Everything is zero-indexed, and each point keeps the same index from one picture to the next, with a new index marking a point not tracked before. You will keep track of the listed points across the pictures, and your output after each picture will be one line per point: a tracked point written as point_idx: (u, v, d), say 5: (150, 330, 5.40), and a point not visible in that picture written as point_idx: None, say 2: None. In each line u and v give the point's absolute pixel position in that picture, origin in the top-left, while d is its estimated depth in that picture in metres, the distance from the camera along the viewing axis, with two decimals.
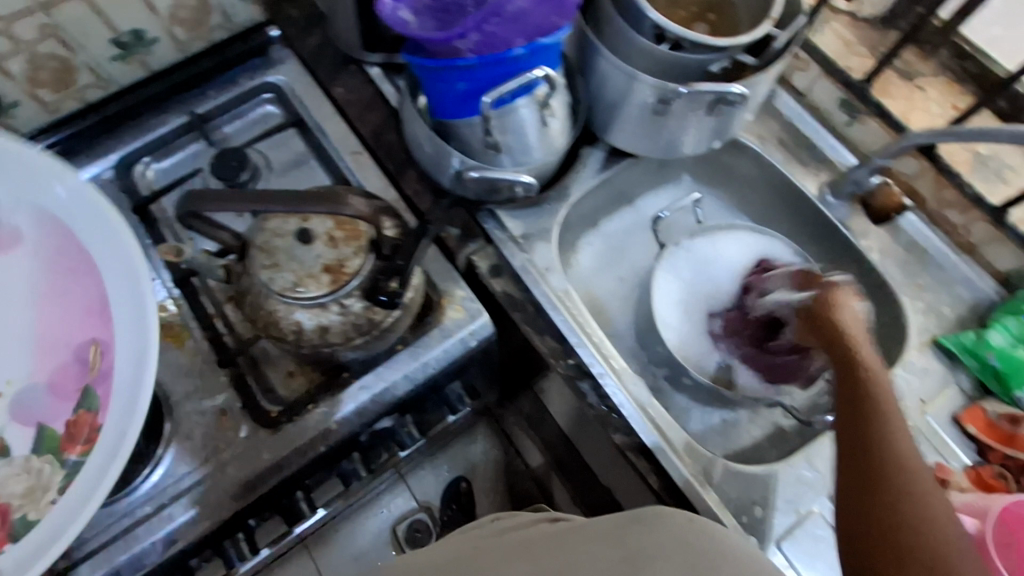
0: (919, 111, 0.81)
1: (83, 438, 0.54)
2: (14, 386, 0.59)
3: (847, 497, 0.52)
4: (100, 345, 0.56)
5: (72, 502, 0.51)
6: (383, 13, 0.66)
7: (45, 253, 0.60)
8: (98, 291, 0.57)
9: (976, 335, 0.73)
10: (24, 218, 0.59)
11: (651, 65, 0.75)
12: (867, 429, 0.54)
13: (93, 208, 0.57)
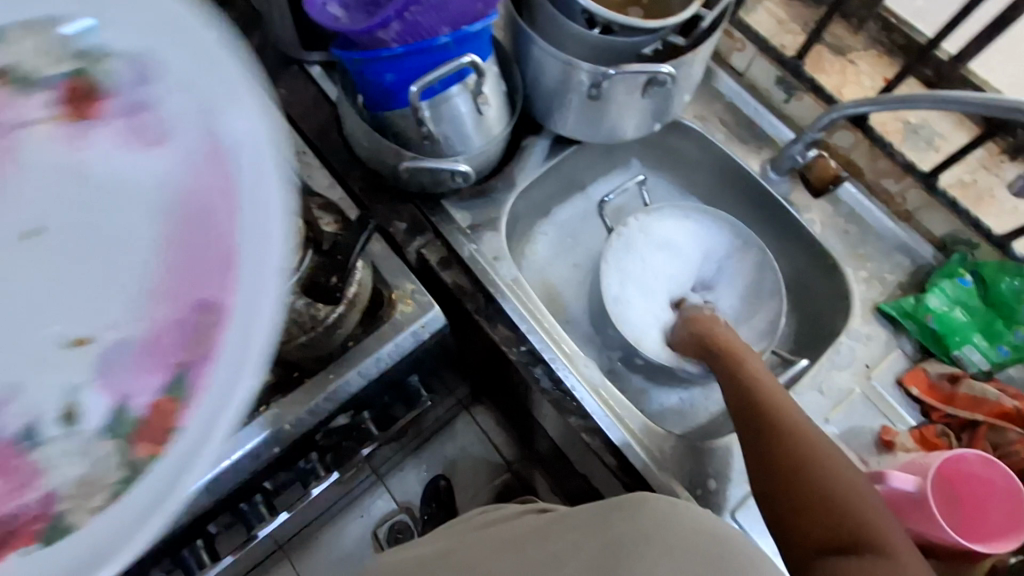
0: (852, 85, 0.83)
1: (161, 437, 0.30)
2: (103, 342, 0.29)
3: (760, 468, 0.59)
4: (214, 310, 0.30)
5: (127, 529, 0.29)
6: (309, 11, 0.63)
7: (198, 170, 0.30)
8: (227, 224, 0.30)
9: (916, 299, 0.76)
10: (190, 120, 0.30)
11: (584, 50, 0.72)
12: (758, 409, 0.62)
13: (257, 134, 0.30)
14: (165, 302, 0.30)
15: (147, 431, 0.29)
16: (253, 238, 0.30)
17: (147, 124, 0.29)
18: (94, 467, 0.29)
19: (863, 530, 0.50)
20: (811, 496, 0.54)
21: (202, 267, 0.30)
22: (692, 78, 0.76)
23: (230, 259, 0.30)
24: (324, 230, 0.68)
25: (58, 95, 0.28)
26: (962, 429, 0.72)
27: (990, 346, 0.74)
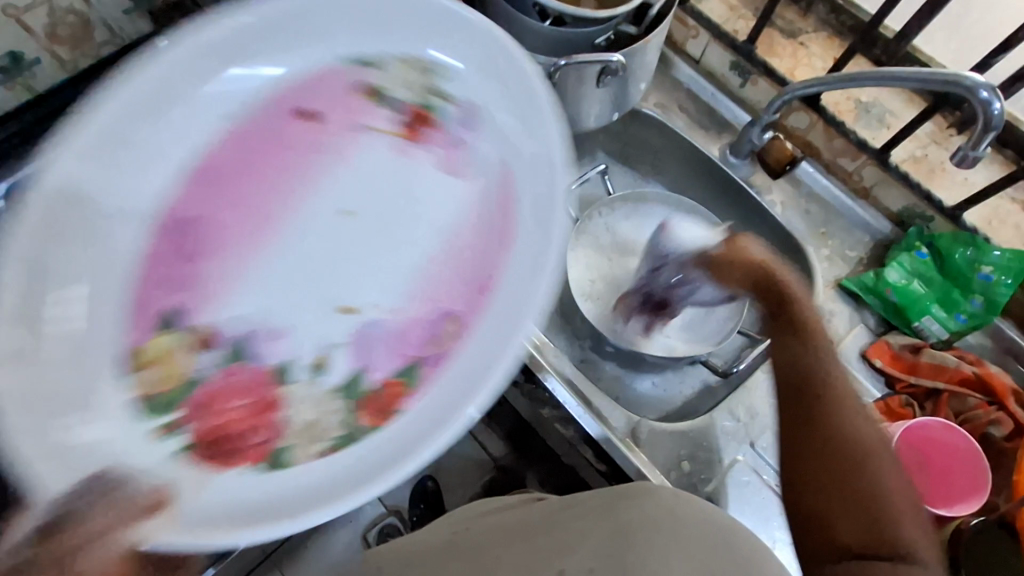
0: (804, 67, 0.84)
1: (388, 410, 0.48)
2: (372, 309, 0.51)
3: (794, 444, 0.54)
4: (458, 323, 0.51)
5: (327, 493, 0.44)
6: None
7: (479, 211, 0.54)
8: (481, 265, 0.53)
9: (876, 273, 0.77)
10: (475, 178, 0.55)
11: (538, 42, 0.72)
12: (803, 381, 0.55)
13: (521, 179, 0.55)
14: (385, 287, 0.52)
15: (382, 397, 0.49)
16: (508, 296, 0.52)
17: (451, 163, 0.56)
18: (320, 413, 0.48)
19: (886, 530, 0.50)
20: (843, 487, 0.51)
21: (448, 255, 0.53)
22: (647, 66, 0.77)
23: (486, 290, 0.52)
24: None
25: (405, 121, 0.56)
26: (925, 398, 0.74)
27: (948, 316, 0.75)
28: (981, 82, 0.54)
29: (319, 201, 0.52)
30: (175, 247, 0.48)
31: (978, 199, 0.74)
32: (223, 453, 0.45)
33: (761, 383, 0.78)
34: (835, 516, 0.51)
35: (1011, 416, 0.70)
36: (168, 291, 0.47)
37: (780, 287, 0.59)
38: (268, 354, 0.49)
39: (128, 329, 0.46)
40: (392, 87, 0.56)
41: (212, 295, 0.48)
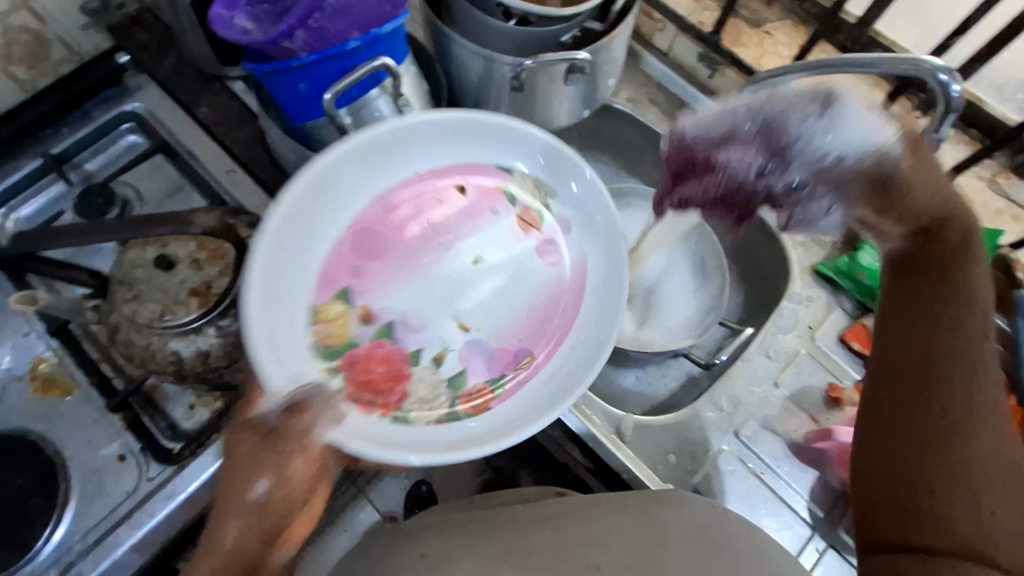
0: (771, 55, 0.85)
1: (473, 401, 0.61)
2: (482, 330, 0.65)
3: (896, 405, 0.50)
4: (536, 358, 0.63)
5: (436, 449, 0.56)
6: (217, 28, 0.62)
7: (563, 277, 0.67)
8: (564, 318, 0.65)
9: (850, 257, 0.78)
10: (574, 245, 0.68)
11: (505, 44, 0.72)
12: (924, 341, 0.50)
13: (614, 241, 0.67)
14: (493, 316, 0.65)
15: (478, 390, 0.62)
16: (579, 346, 0.63)
17: (548, 252, 0.68)
18: (430, 393, 0.61)
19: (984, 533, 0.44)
20: (937, 474, 0.46)
21: (550, 313, 0.66)
22: (614, 61, 0.77)
23: (555, 344, 0.65)
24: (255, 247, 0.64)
25: (522, 218, 0.68)
26: None
27: None
28: (939, 66, 0.54)
29: (461, 256, 0.66)
30: (350, 258, 0.64)
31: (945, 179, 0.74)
32: (369, 399, 0.58)
33: (743, 370, 0.77)
34: (914, 512, 0.46)
35: None
36: (349, 277, 0.63)
37: (928, 238, 0.53)
38: (407, 342, 0.63)
39: (318, 290, 0.61)
40: (520, 196, 0.69)
41: (379, 288, 0.63)
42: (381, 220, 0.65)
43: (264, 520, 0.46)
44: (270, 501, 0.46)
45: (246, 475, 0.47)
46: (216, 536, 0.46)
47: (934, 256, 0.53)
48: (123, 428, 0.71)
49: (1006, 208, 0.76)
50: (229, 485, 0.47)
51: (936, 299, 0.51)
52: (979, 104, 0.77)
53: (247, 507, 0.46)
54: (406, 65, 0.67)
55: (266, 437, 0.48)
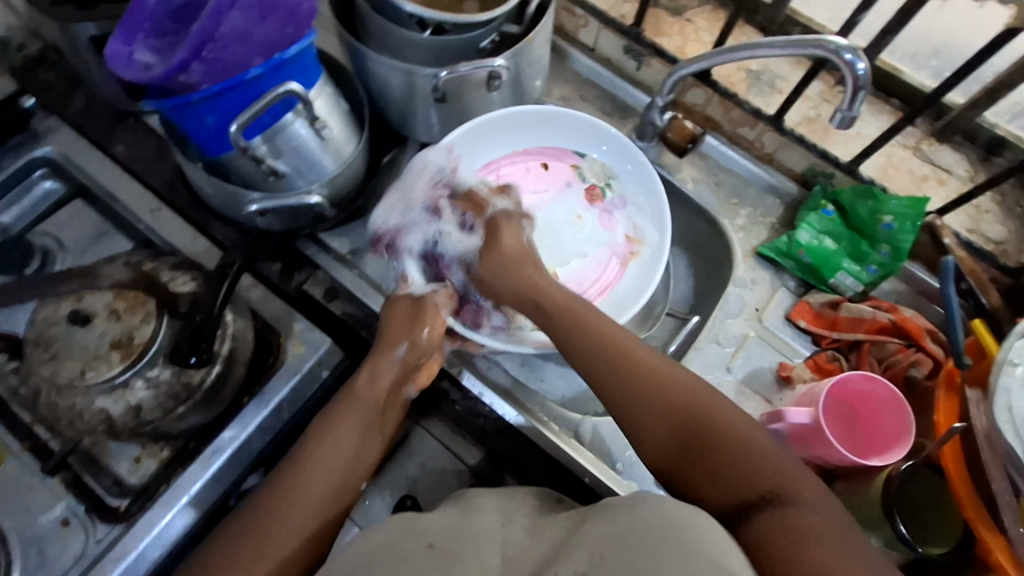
0: (693, 43, 0.85)
1: None
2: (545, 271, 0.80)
3: (634, 425, 0.56)
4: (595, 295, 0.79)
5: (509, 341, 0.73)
6: (112, 64, 0.59)
7: (617, 229, 0.82)
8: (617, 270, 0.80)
9: (788, 237, 0.79)
10: (635, 206, 0.82)
11: (421, 55, 0.70)
12: (609, 364, 0.58)
13: (658, 210, 0.79)
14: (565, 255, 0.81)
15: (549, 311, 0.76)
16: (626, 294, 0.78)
17: (609, 222, 0.83)
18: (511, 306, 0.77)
19: (763, 479, 0.50)
20: (707, 430, 0.53)
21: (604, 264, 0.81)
22: (537, 63, 0.76)
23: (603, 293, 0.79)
24: (178, 291, 0.61)
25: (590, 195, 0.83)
26: (849, 350, 0.76)
27: (860, 268, 0.76)
28: (842, 45, 0.56)
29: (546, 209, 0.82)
30: None
31: (869, 151, 0.76)
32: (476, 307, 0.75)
33: (695, 359, 0.77)
34: (710, 489, 0.51)
35: (929, 355, 0.72)
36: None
37: (534, 287, 0.66)
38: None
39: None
40: (589, 174, 0.84)
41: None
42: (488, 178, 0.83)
43: (402, 368, 0.67)
44: (411, 355, 0.67)
45: (393, 338, 0.67)
46: (361, 375, 0.65)
47: (538, 285, 0.66)
48: (64, 490, 0.68)
49: (931, 172, 0.78)
50: (386, 335, 0.68)
51: (591, 326, 0.61)
52: (895, 75, 0.79)
53: (391, 361, 0.66)
54: (319, 87, 0.65)
55: (415, 305, 0.70)
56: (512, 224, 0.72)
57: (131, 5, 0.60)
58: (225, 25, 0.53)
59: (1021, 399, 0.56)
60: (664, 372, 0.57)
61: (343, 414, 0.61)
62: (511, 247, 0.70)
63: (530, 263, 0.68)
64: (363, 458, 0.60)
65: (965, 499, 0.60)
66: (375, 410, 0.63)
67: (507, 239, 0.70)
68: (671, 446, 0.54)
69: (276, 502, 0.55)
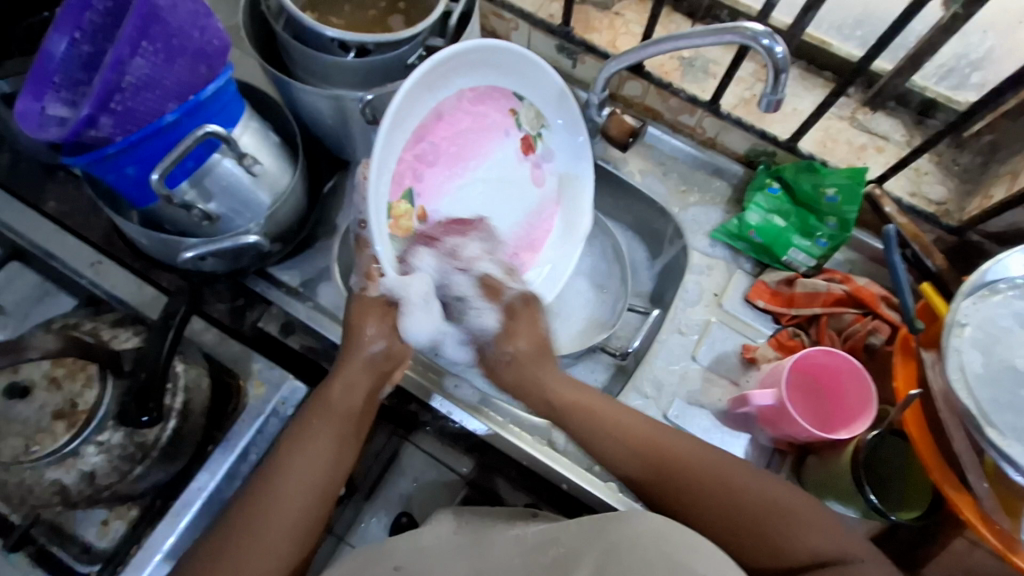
0: (624, 36, 0.85)
1: None
2: None
3: (629, 477, 0.59)
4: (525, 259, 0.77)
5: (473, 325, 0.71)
6: (20, 122, 0.56)
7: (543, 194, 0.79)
8: (545, 225, 0.79)
9: (738, 219, 0.79)
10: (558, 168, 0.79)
11: (348, 79, 0.69)
12: (648, 458, 0.58)
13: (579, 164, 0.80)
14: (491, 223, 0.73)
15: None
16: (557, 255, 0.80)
17: (538, 175, 0.77)
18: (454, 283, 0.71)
19: (800, 548, 0.52)
20: (741, 509, 0.54)
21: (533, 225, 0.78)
22: None
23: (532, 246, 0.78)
24: (121, 349, 0.60)
25: (526, 147, 0.75)
26: (810, 324, 0.77)
27: (810, 242, 0.77)
28: (759, 31, 0.56)
29: (486, 170, 0.71)
30: (414, 159, 0.63)
31: (806, 127, 0.76)
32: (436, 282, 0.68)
33: (660, 352, 0.77)
34: (744, 552, 0.54)
35: (886, 321, 0.73)
36: (412, 178, 0.63)
37: (537, 384, 0.65)
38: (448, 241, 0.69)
39: (392, 186, 0.60)
40: (526, 123, 0.74)
41: (432, 191, 0.65)
42: (420, 148, 0.63)
43: (375, 371, 0.63)
44: (383, 357, 0.64)
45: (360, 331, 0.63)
46: (335, 382, 0.61)
47: (550, 399, 0.64)
48: (32, 564, 0.65)
49: (869, 141, 0.80)
50: (351, 341, 0.62)
51: (602, 423, 0.61)
52: (823, 48, 0.81)
53: (363, 360, 0.62)
54: (243, 123, 0.64)
55: (389, 308, 0.63)
56: (530, 310, 0.70)
57: (36, 59, 0.57)
58: (129, 74, 0.50)
59: (972, 359, 0.57)
60: (656, 434, 0.60)
61: (318, 425, 0.59)
62: (524, 350, 0.67)
63: (545, 366, 0.67)
64: (338, 474, 0.59)
65: (930, 460, 0.61)
66: (351, 420, 0.61)
67: (524, 332, 0.68)
68: (689, 514, 0.56)
69: (247, 533, 0.53)
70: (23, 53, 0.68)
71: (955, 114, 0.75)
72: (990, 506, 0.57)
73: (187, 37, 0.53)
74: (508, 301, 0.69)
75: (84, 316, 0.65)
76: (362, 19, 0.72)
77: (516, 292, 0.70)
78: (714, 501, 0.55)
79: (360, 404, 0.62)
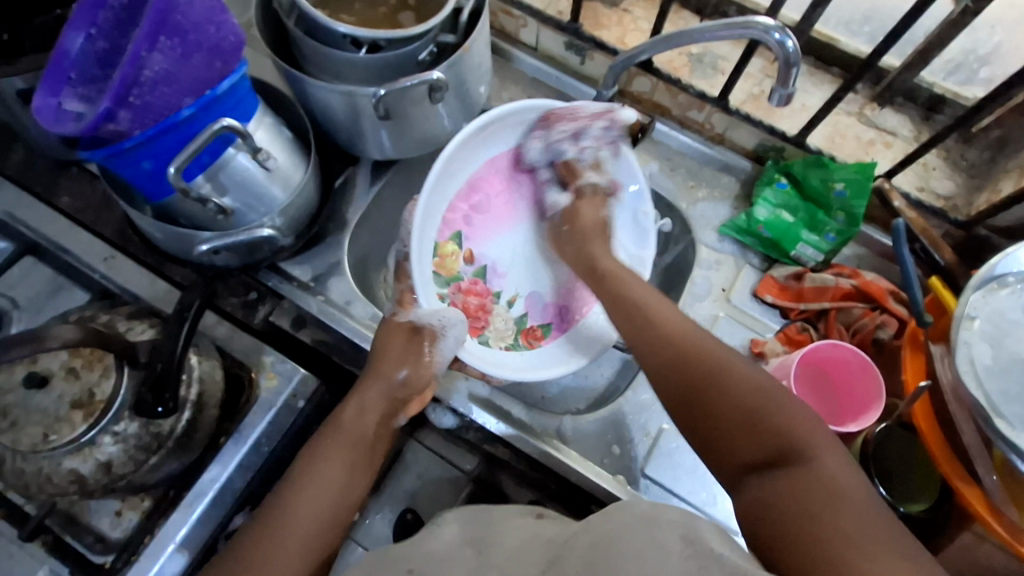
0: (633, 32, 0.85)
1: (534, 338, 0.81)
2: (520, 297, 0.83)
3: (633, 339, 0.59)
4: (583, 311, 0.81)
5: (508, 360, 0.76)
6: (37, 116, 0.57)
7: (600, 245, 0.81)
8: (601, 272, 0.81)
9: (747, 214, 0.80)
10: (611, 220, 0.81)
11: (360, 75, 0.70)
12: (653, 333, 0.58)
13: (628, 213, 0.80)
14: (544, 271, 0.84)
15: (534, 330, 0.82)
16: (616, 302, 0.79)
17: None
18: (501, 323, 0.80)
19: (782, 434, 0.48)
20: (731, 381, 0.51)
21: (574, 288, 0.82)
22: (477, 68, 0.76)
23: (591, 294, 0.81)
24: (137, 340, 0.61)
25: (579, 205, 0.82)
26: (818, 319, 0.77)
27: (819, 237, 0.78)
28: (770, 25, 0.56)
29: (537, 224, 0.84)
30: (460, 207, 0.80)
31: (815, 122, 0.77)
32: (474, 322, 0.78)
33: None
34: (715, 433, 0.50)
35: (894, 316, 0.73)
36: (462, 224, 0.80)
37: (591, 258, 0.72)
38: (493, 284, 0.82)
39: (442, 228, 0.78)
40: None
41: (479, 238, 0.82)
42: (474, 196, 0.81)
43: (392, 397, 0.65)
44: (402, 385, 0.66)
45: (390, 366, 0.66)
46: (349, 406, 0.63)
47: (595, 262, 0.71)
48: (45, 554, 0.65)
49: (877, 137, 0.80)
50: (375, 366, 0.66)
51: (625, 299, 0.63)
52: (831, 44, 0.81)
53: (382, 387, 0.64)
54: (257, 118, 0.65)
55: (412, 335, 0.68)
56: (592, 200, 0.78)
57: (54, 55, 0.58)
58: (147, 69, 0.51)
59: (981, 351, 0.57)
60: (665, 311, 0.60)
61: (329, 444, 0.59)
62: (580, 224, 0.76)
63: (594, 239, 0.74)
64: (351, 495, 0.57)
65: (939, 454, 0.61)
66: (362, 444, 0.60)
67: (584, 215, 0.77)
68: (675, 384, 0.54)
69: (267, 541, 0.52)
70: (37, 50, 0.69)
71: (963, 109, 0.76)
72: (1000, 498, 0.57)
73: (203, 32, 0.53)
74: (582, 183, 0.79)
75: (99, 309, 0.66)
76: (374, 15, 0.73)
77: (591, 182, 0.79)
78: (707, 371, 0.52)
79: (373, 428, 0.62)
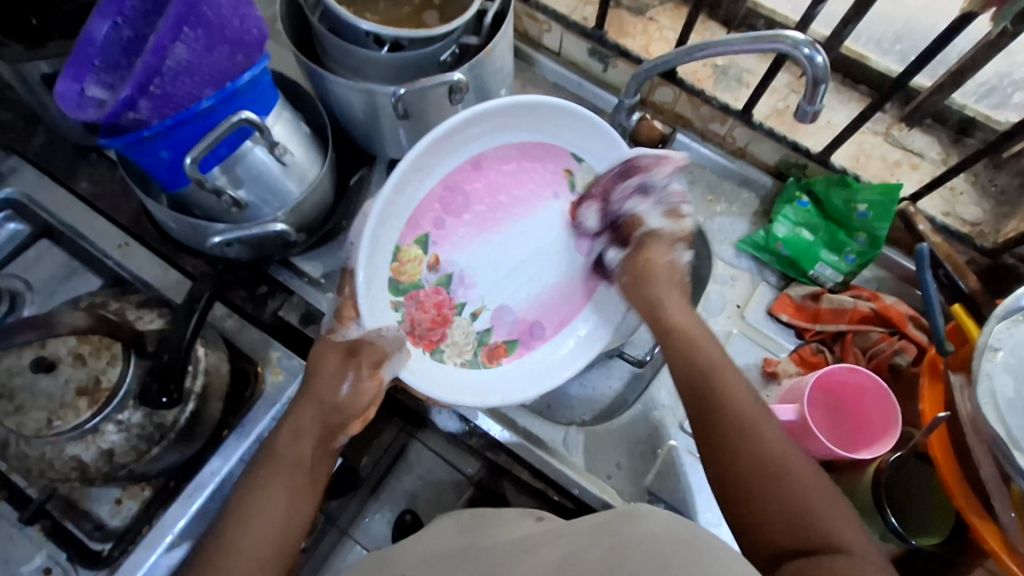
0: (658, 41, 0.85)
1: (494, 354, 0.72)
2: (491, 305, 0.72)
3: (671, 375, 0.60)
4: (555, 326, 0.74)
5: (461, 389, 0.67)
6: (58, 100, 0.57)
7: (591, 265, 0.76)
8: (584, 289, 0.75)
9: (765, 231, 0.78)
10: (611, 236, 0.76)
11: (381, 73, 0.69)
12: (689, 370, 0.58)
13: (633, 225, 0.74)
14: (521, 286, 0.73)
15: (497, 346, 0.72)
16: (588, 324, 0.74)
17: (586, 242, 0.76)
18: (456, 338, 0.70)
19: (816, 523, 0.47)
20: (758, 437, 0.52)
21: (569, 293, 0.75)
22: (498, 71, 0.75)
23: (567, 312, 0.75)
24: (145, 329, 0.61)
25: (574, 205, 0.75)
26: (834, 341, 0.75)
27: (838, 258, 0.76)
28: (800, 40, 0.55)
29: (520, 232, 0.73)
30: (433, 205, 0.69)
31: (839, 141, 0.75)
32: (422, 337, 0.68)
33: None
34: (743, 502, 0.50)
35: (913, 341, 0.72)
36: (431, 226, 0.70)
37: (655, 304, 0.66)
38: (458, 294, 0.71)
39: (404, 230, 0.68)
40: (580, 184, 0.75)
41: (451, 243, 0.71)
42: (452, 197, 0.71)
43: (325, 421, 0.60)
44: (335, 407, 0.61)
45: (322, 390, 0.60)
46: (283, 432, 0.59)
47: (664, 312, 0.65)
48: (45, 538, 0.65)
49: (903, 158, 0.79)
50: (307, 389, 0.61)
51: (667, 320, 0.64)
52: (861, 61, 0.80)
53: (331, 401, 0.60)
54: (276, 113, 0.65)
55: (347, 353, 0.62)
56: (653, 245, 0.70)
57: (80, 41, 0.58)
58: (170, 59, 0.51)
59: (1003, 383, 0.55)
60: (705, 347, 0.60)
61: (264, 480, 0.56)
62: (659, 272, 0.68)
63: (668, 289, 0.67)
64: (294, 524, 0.56)
65: (954, 485, 0.60)
66: (301, 468, 0.58)
67: (653, 257, 0.69)
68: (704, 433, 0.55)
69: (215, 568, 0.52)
70: (64, 37, 0.69)
71: (994, 134, 0.74)
72: (1017, 536, 0.55)
73: (228, 25, 0.53)
74: (638, 238, 0.71)
75: (110, 296, 0.66)
76: (397, 14, 0.72)
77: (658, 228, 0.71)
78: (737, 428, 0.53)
79: (309, 453, 0.59)
